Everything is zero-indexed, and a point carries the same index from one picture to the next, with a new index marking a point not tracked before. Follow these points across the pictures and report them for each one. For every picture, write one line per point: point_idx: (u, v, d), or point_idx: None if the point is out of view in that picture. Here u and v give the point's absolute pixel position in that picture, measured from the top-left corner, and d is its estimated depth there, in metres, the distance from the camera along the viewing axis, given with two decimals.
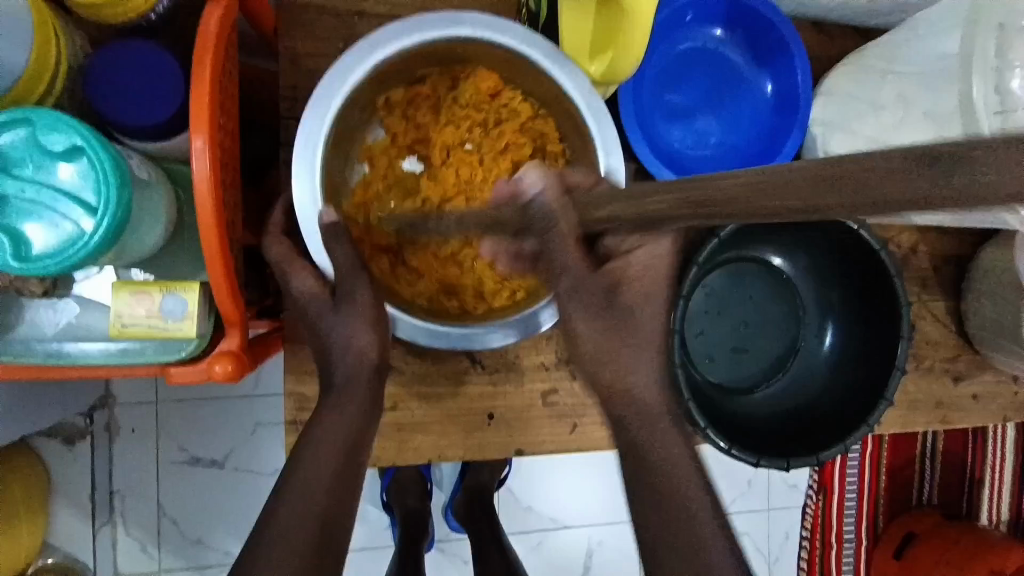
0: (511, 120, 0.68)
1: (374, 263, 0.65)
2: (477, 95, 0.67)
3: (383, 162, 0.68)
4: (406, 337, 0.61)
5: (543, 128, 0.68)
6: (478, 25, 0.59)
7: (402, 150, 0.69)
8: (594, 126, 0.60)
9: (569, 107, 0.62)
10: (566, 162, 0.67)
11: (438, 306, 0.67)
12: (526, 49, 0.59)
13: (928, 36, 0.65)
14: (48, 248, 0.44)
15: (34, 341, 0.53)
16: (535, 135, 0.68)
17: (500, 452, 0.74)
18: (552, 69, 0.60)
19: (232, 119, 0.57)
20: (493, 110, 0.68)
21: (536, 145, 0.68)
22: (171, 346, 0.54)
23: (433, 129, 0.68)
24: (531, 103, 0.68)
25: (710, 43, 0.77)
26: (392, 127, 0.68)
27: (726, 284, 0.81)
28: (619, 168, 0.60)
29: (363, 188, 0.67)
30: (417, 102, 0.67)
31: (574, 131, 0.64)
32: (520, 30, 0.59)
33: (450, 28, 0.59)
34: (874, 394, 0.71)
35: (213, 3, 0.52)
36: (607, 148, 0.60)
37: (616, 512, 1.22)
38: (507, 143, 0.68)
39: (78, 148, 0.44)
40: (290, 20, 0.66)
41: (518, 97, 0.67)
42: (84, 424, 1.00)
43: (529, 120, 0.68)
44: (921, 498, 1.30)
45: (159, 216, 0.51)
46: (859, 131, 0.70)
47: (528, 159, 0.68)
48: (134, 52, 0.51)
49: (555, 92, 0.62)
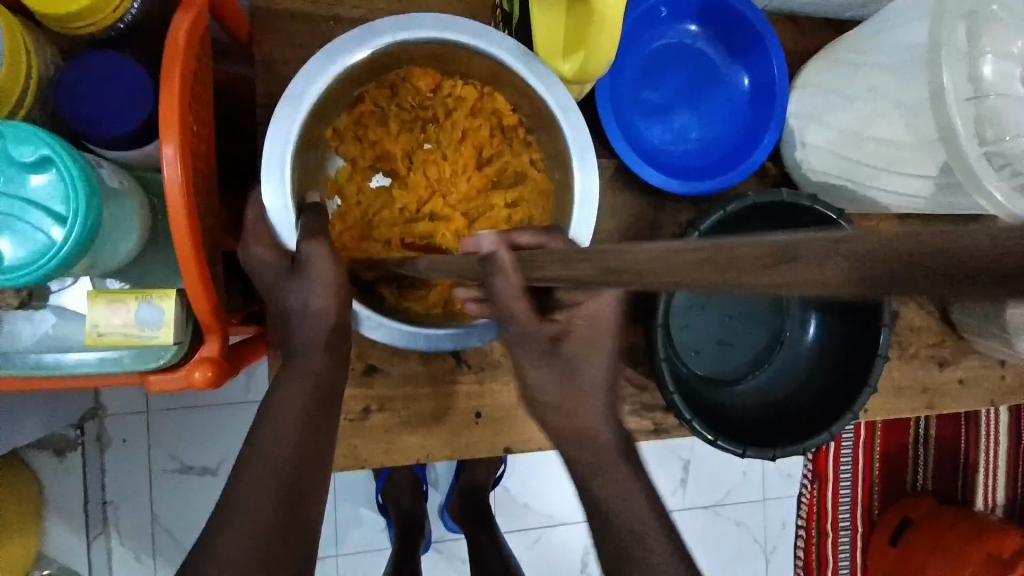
0: (460, 108, 0.69)
1: (383, 289, 0.67)
2: (419, 95, 0.68)
3: (352, 189, 0.68)
4: (413, 345, 0.62)
5: (494, 105, 0.68)
6: (397, 23, 0.59)
7: (366, 171, 0.69)
8: (564, 119, 0.62)
9: (515, 80, 0.63)
10: (532, 139, 0.69)
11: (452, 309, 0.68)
12: (453, 35, 0.60)
13: (897, 27, 0.65)
14: (17, 259, 0.44)
15: (13, 353, 0.54)
16: (488, 114, 0.69)
17: (488, 450, 0.75)
18: (522, 70, 0.61)
19: (206, 126, 0.57)
20: (438, 103, 0.69)
21: (492, 123, 0.69)
22: (149, 355, 0.54)
23: (387, 141, 0.68)
24: (472, 84, 0.67)
25: (685, 38, 0.77)
26: (349, 154, 0.68)
27: (710, 277, 0.81)
28: (590, 154, 0.62)
29: (341, 219, 0.67)
30: (364, 121, 0.68)
31: (536, 115, 0.65)
32: (437, 20, 0.60)
33: (368, 45, 0.59)
34: (859, 381, 0.72)
35: (185, 11, 0.51)
36: (567, 115, 0.62)
37: (574, 513, 1.21)
38: (464, 130, 0.69)
39: (47, 158, 0.44)
40: (264, 26, 0.66)
41: (459, 84, 0.68)
42: (74, 435, 1.00)
43: (476, 101, 0.68)
44: (916, 484, 1.30)
45: (132, 224, 0.51)
46: (835, 124, 0.70)
47: (489, 141, 0.70)
48: (98, 62, 0.51)
49: (518, 85, 0.63)
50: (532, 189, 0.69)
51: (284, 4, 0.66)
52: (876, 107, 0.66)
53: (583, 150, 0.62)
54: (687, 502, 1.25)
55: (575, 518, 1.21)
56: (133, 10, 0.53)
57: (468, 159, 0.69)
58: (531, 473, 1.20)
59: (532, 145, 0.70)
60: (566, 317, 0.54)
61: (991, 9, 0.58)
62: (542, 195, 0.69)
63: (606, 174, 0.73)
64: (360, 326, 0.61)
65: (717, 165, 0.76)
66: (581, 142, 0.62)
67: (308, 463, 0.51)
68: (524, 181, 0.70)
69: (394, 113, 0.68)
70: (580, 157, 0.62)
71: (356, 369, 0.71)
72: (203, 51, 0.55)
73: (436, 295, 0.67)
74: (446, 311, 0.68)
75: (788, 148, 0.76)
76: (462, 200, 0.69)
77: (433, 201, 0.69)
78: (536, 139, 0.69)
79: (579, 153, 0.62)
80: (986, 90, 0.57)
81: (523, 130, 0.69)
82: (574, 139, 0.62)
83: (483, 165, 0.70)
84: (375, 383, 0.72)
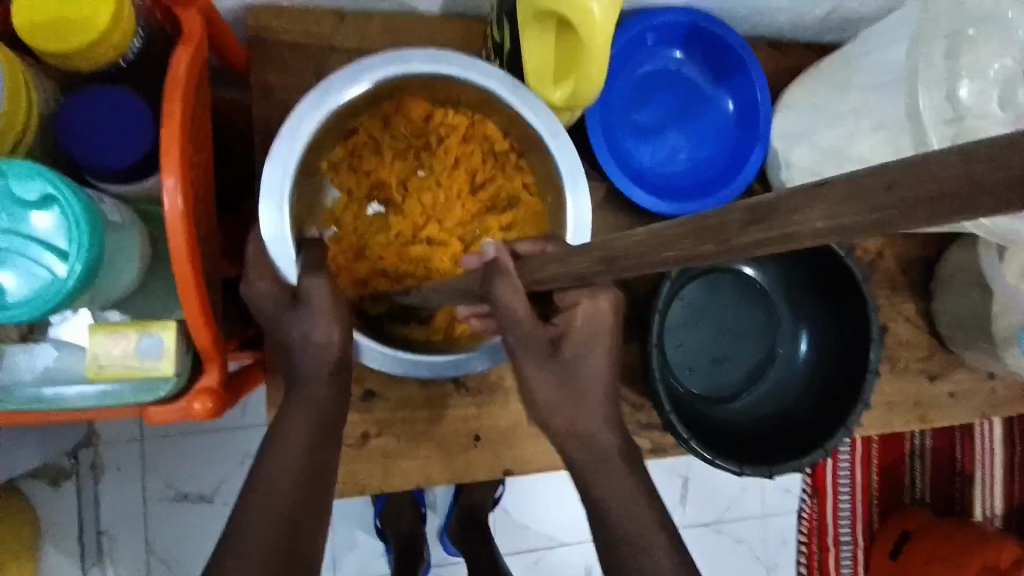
0: (452, 135, 0.70)
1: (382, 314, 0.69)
2: (411, 124, 0.69)
3: (348, 217, 0.69)
4: (404, 371, 0.62)
5: (485, 132, 0.70)
6: (388, 58, 0.60)
7: (362, 200, 0.70)
8: (555, 148, 0.64)
9: (503, 107, 0.64)
10: (524, 165, 0.71)
11: (455, 332, 0.69)
12: (442, 67, 0.61)
13: (876, 50, 0.67)
14: (21, 294, 0.45)
15: (13, 387, 0.54)
16: (480, 140, 0.70)
17: (487, 472, 0.75)
18: (514, 100, 0.63)
19: (204, 157, 0.58)
20: (431, 132, 0.70)
21: (483, 149, 0.71)
22: (148, 386, 0.54)
23: (382, 171, 0.70)
24: (463, 112, 0.69)
25: (671, 64, 0.79)
26: (345, 184, 0.69)
27: (702, 296, 0.82)
28: (581, 186, 0.64)
29: (336, 244, 0.68)
30: (358, 152, 0.69)
31: (527, 139, 0.67)
32: (425, 53, 0.61)
33: (358, 81, 0.60)
34: (850, 398, 0.73)
35: (182, 46, 0.52)
36: (558, 142, 0.64)
37: (583, 530, 1.21)
38: (457, 156, 0.71)
39: (50, 195, 0.45)
40: (261, 58, 0.68)
41: (449, 113, 0.69)
42: (68, 464, 0.99)
43: (468, 129, 0.70)
44: (913, 496, 1.31)
45: (133, 256, 0.52)
46: (817, 143, 0.71)
47: (482, 166, 0.71)
48: (96, 99, 0.52)
49: (509, 112, 0.64)
50: (525, 212, 0.71)
51: (282, 37, 0.68)
52: (856, 127, 0.68)
53: (574, 174, 0.64)
54: (688, 518, 1.25)
55: (584, 537, 1.21)
56: (134, 46, 0.54)
57: (462, 184, 0.71)
58: (537, 490, 1.20)
59: (524, 169, 0.71)
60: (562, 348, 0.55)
61: (969, 33, 0.62)
62: (534, 217, 0.71)
63: (599, 196, 0.75)
64: (360, 356, 0.61)
65: (706, 184, 0.78)
66: (571, 167, 0.64)
67: (306, 492, 0.51)
68: (517, 205, 0.71)
69: (387, 144, 0.70)
70: (573, 181, 0.64)
71: (354, 394, 0.71)
72: (200, 86, 0.56)
73: (441, 318, 0.69)
74: (447, 336, 0.69)
75: (773, 169, 0.77)
76: (457, 225, 0.71)
77: (428, 226, 0.70)
78: (528, 163, 0.70)
79: (570, 176, 0.64)
80: None
81: (514, 155, 0.71)
82: (569, 176, 0.64)
83: (477, 189, 0.72)
84: (372, 407, 0.72)
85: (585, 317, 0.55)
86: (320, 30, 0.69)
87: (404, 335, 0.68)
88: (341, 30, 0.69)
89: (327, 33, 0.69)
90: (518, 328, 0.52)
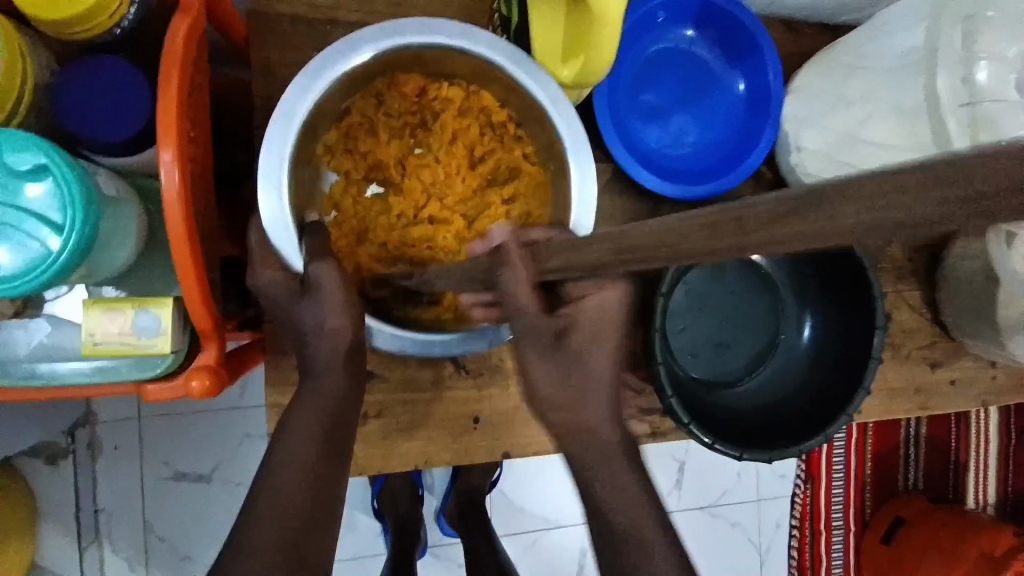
0: (447, 109, 0.68)
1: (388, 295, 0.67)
2: (405, 100, 0.67)
3: (348, 201, 0.68)
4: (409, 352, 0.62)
5: (481, 103, 0.68)
6: (381, 32, 0.59)
7: (361, 183, 0.69)
8: (557, 115, 0.62)
9: (500, 77, 0.63)
10: (524, 134, 0.69)
11: (461, 309, 0.68)
12: (433, 37, 0.60)
13: (893, 32, 0.66)
14: (13, 268, 0.43)
15: (9, 363, 0.53)
16: (477, 113, 0.69)
17: (487, 455, 0.74)
18: (510, 68, 0.61)
19: (203, 131, 0.56)
20: (425, 107, 0.68)
21: (480, 121, 0.69)
22: (146, 363, 0.54)
23: (379, 151, 0.68)
24: (457, 84, 0.67)
25: (682, 43, 0.77)
26: (343, 167, 0.68)
27: (706, 282, 0.81)
28: (587, 160, 0.63)
29: (337, 228, 0.67)
30: (354, 133, 0.67)
31: (527, 112, 0.65)
32: (414, 23, 0.59)
33: (349, 57, 0.58)
34: (853, 383, 0.73)
35: (181, 16, 0.51)
36: (558, 107, 0.61)
37: (580, 513, 1.21)
38: (454, 132, 0.69)
39: (43, 166, 0.43)
40: (261, 31, 0.66)
41: (443, 87, 0.67)
42: (65, 442, 0.99)
43: (463, 102, 0.68)
44: (908, 484, 1.31)
45: (130, 232, 0.51)
46: (830, 127, 0.70)
47: (480, 139, 0.69)
48: (91, 69, 0.50)
49: (506, 82, 0.63)
50: (528, 182, 0.69)
51: (282, 9, 0.66)
52: (872, 110, 0.66)
53: (578, 143, 0.62)
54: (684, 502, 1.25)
55: (581, 519, 1.22)
56: (131, 16, 0.52)
57: (460, 159, 0.69)
58: (535, 474, 1.20)
59: (524, 138, 0.69)
60: (574, 337, 0.54)
61: (987, 15, 0.59)
62: (536, 188, 0.69)
63: (605, 178, 0.74)
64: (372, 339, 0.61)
65: (716, 166, 0.76)
66: (575, 133, 0.62)
67: (306, 473, 0.51)
68: (518, 176, 0.70)
69: (383, 123, 0.68)
70: (575, 148, 0.62)
71: None
72: (199, 58, 0.54)
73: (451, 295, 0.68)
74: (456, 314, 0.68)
75: (782, 152, 0.76)
76: (458, 201, 0.69)
77: (429, 205, 0.69)
78: (527, 132, 0.68)
79: (574, 144, 0.62)
80: (980, 94, 0.58)
81: (513, 125, 0.69)
82: (573, 157, 0.62)
83: (476, 163, 0.70)
84: (373, 389, 0.71)
85: (587, 298, 0.54)
86: (321, 2, 0.67)
87: (410, 316, 0.67)
88: (344, 3, 0.68)
89: (327, 6, 0.67)
90: (522, 311, 0.51)
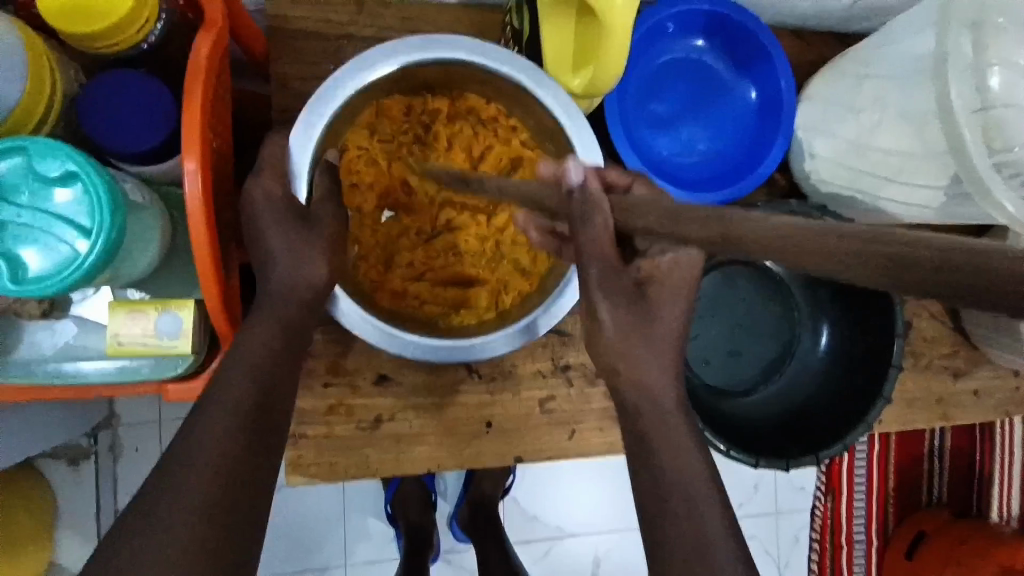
0: (436, 120, 0.69)
1: (429, 307, 0.69)
2: (394, 122, 0.68)
3: (368, 232, 0.68)
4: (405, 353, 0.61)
5: (467, 104, 0.69)
6: (348, 73, 0.59)
7: (375, 210, 0.69)
8: (542, 92, 0.61)
9: (473, 70, 0.63)
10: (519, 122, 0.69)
11: (502, 305, 0.69)
12: (403, 57, 0.60)
13: (902, 38, 0.66)
14: (43, 272, 0.45)
15: (34, 363, 0.55)
16: (466, 115, 0.70)
17: (499, 460, 0.75)
18: (483, 59, 0.61)
19: (224, 141, 0.58)
20: (415, 123, 0.69)
21: (473, 122, 0.70)
22: (167, 364, 0.55)
23: (385, 178, 0.68)
24: (441, 93, 0.68)
25: (693, 53, 0.78)
26: (354, 203, 0.68)
27: (719, 288, 0.81)
28: (587, 136, 0.61)
29: (365, 261, 0.68)
30: (355, 168, 0.67)
31: (514, 99, 0.66)
32: (382, 48, 0.59)
33: (331, 104, 0.59)
34: (872, 392, 0.72)
35: (204, 31, 0.53)
36: (538, 81, 0.61)
37: (595, 522, 1.21)
38: (449, 139, 0.70)
39: (72, 173, 0.45)
40: (280, 44, 0.68)
41: (428, 101, 0.68)
42: (88, 445, 1.01)
43: (451, 110, 0.69)
44: (930, 497, 1.29)
45: (154, 238, 0.52)
46: (840, 134, 0.70)
47: (476, 138, 0.70)
48: (117, 80, 0.52)
49: (486, 75, 0.63)
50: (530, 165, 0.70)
51: (300, 23, 0.68)
52: (882, 117, 0.67)
53: (571, 110, 0.61)
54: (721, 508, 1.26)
55: (596, 529, 1.21)
56: (157, 31, 0.54)
57: (462, 161, 0.70)
58: (551, 480, 1.20)
59: (515, 125, 0.70)
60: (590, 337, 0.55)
61: (997, 21, 0.58)
62: None
63: None
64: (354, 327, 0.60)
65: (729, 172, 0.77)
66: (565, 104, 0.61)
67: None
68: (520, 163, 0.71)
69: (378, 150, 0.68)
70: (568, 114, 0.61)
71: (367, 378, 0.72)
72: (222, 71, 0.56)
73: (488, 296, 0.69)
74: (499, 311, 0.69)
75: (796, 160, 0.76)
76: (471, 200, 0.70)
77: (444, 212, 0.70)
78: (517, 117, 0.69)
79: (566, 112, 0.61)
80: (993, 101, 0.58)
81: (503, 116, 0.69)
82: (579, 139, 0.61)
83: (477, 163, 0.70)
84: (386, 392, 0.72)
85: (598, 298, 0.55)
86: (337, 15, 0.69)
87: (455, 323, 0.68)
88: (360, 16, 0.69)
89: (344, 18, 0.69)
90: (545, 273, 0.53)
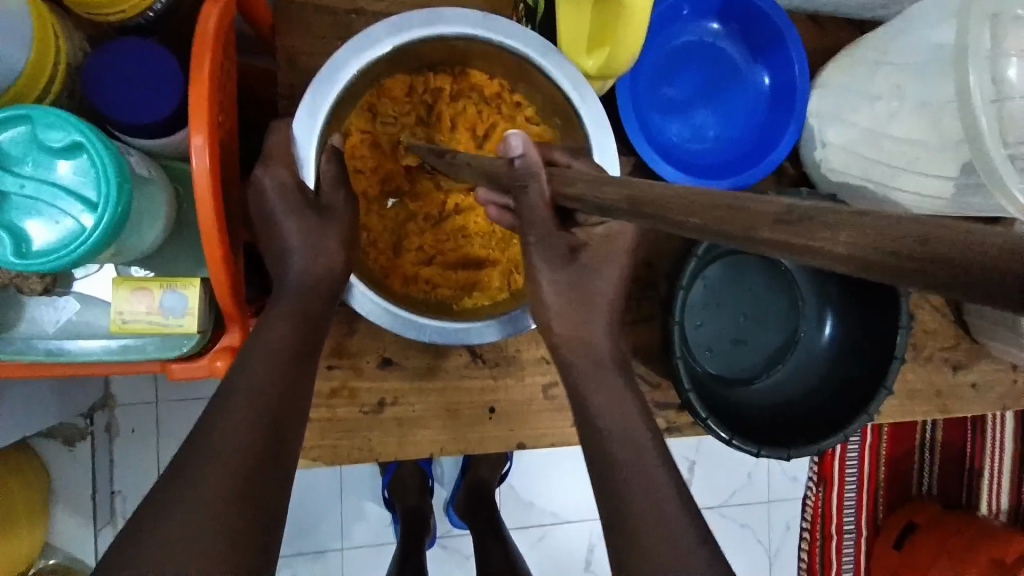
0: (439, 99, 0.68)
1: (439, 291, 0.68)
2: (396, 102, 0.67)
3: (376, 220, 0.67)
4: (413, 336, 0.60)
5: (470, 81, 0.67)
6: (352, 52, 0.57)
7: (380, 196, 0.68)
8: (549, 66, 0.60)
9: (482, 47, 0.62)
10: (525, 99, 0.68)
11: (514, 285, 0.68)
12: (406, 34, 0.59)
13: (920, 28, 0.65)
14: (47, 245, 0.44)
15: (35, 339, 0.54)
16: (469, 92, 0.68)
17: (501, 445, 0.74)
18: (487, 35, 0.60)
19: (231, 115, 0.57)
20: (417, 103, 0.68)
21: (475, 100, 0.69)
22: (170, 343, 0.54)
23: (386, 162, 0.68)
24: (443, 71, 0.67)
25: (706, 36, 0.77)
26: (360, 187, 0.67)
27: (725, 275, 0.80)
28: (598, 115, 0.61)
29: (373, 246, 0.67)
30: (358, 152, 0.66)
31: (518, 73, 0.64)
32: (385, 27, 0.58)
33: (333, 89, 0.57)
34: (876, 383, 0.72)
35: (212, 1, 0.51)
36: (548, 57, 0.60)
37: (590, 509, 1.21)
38: (452, 118, 0.69)
39: (77, 143, 0.44)
40: (287, 17, 0.66)
41: (430, 79, 0.67)
42: (84, 424, 1.00)
43: (452, 89, 0.68)
44: (921, 488, 1.30)
45: (159, 213, 0.51)
46: (856, 123, 0.69)
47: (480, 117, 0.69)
48: (126, 50, 0.50)
49: (494, 53, 0.62)
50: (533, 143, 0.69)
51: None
52: (900, 107, 0.66)
53: (579, 85, 0.60)
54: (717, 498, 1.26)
55: (590, 516, 1.22)
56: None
57: (466, 142, 0.69)
58: (548, 466, 1.20)
59: (520, 102, 0.69)
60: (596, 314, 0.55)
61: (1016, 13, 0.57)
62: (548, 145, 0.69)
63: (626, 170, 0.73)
64: (356, 306, 0.59)
65: (739, 159, 0.76)
66: (574, 77, 0.60)
67: None
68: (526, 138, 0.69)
69: (381, 133, 0.67)
70: (578, 92, 0.60)
71: (371, 361, 0.71)
72: (228, 44, 0.55)
73: (498, 276, 0.68)
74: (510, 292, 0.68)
75: (806, 149, 0.75)
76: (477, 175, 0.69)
77: (451, 194, 0.69)
78: (522, 94, 0.68)
79: (576, 89, 0.60)
80: (1009, 92, 0.57)
81: (507, 93, 0.68)
82: (590, 118, 0.61)
83: (482, 141, 0.69)
84: (390, 375, 0.72)
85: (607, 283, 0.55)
86: None
87: (467, 305, 0.68)
88: None
89: None
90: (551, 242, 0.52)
